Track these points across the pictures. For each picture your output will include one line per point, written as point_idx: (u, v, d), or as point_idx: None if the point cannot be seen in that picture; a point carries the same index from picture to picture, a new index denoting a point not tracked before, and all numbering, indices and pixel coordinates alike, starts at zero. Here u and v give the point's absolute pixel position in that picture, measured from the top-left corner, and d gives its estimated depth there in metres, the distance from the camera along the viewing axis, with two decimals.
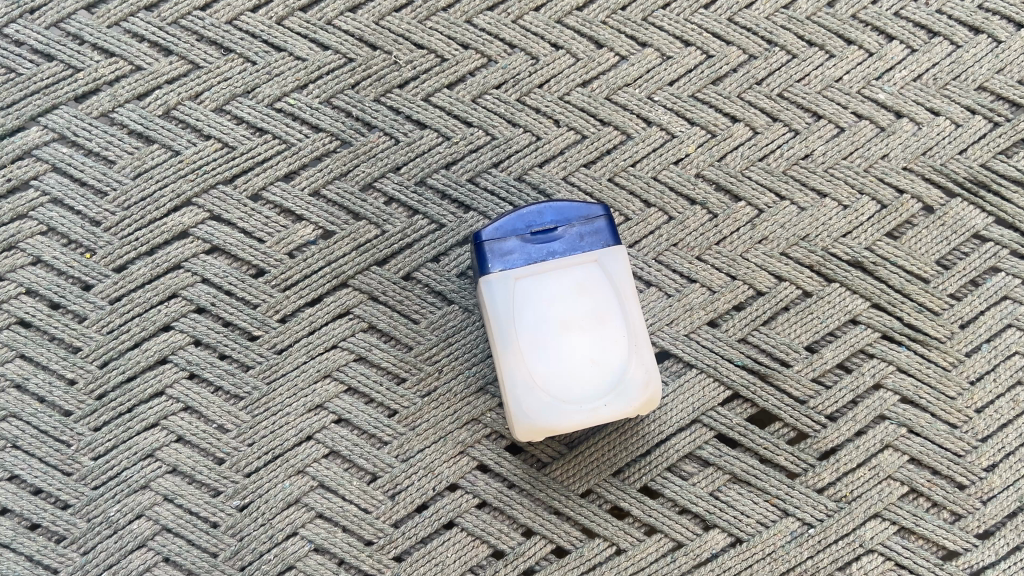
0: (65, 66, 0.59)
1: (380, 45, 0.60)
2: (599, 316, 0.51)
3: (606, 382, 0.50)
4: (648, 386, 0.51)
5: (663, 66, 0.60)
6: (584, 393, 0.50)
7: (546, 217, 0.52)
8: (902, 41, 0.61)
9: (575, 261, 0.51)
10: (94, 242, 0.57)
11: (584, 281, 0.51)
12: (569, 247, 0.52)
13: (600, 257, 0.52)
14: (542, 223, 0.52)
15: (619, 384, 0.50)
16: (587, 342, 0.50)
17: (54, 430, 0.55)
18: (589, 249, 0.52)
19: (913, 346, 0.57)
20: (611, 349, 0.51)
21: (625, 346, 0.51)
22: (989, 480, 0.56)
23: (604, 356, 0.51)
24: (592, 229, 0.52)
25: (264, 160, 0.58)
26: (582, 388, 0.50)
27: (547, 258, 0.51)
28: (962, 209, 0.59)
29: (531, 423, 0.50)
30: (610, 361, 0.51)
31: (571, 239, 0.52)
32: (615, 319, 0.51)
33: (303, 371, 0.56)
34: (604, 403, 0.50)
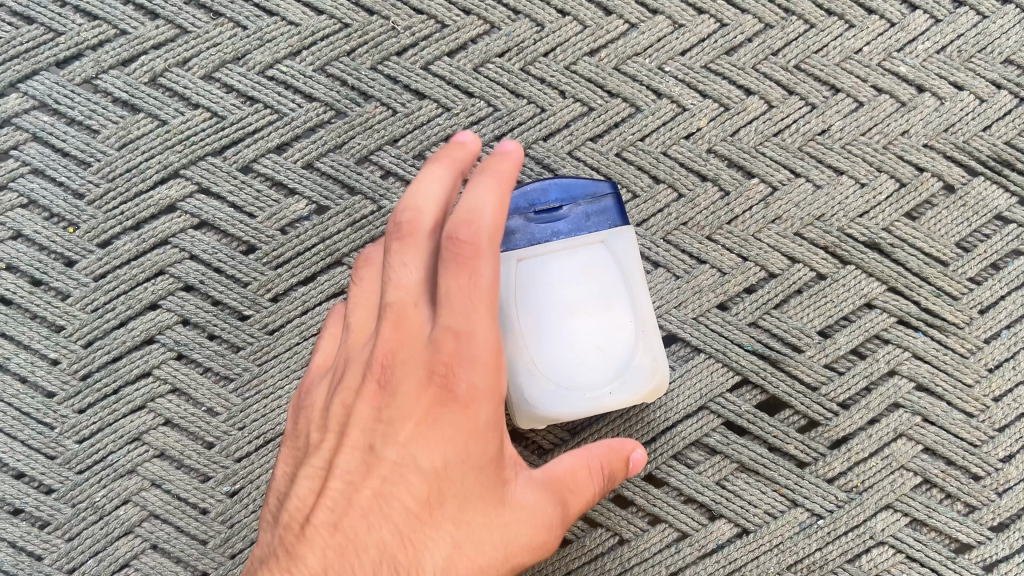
0: (46, 30, 0.56)
1: (377, 10, 0.57)
2: (605, 299, 0.48)
3: (613, 367, 0.48)
4: (655, 373, 0.49)
5: (676, 35, 0.57)
6: (590, 379, 0.47)
7: (552, 196, 0.49)
8: (926, 11, 0.58)
9: (581, 242, 0.49)
10: (77, 216, 0.54)
11: (591, 262, 0.48)
12: (575, 227, 0.49)
13: (606, 238, 0.49)
14: (546, 203, 0.49)
15: (626, 370, 0.48)
16: (593, 325, 0.47)
17: (37, 413, 0.53)
18: (596, 230, 0.49)
19: (930, 331, 0.55)
20: (617, 334, 0.47)
21: (632, 331, 0.48)
22: (1006, 471, 0.54)
23: (612, 340, 0.47)
24: (598, 211, 0.50)
25: (256, 131, 0.55)
26: (587, 374, 0.47)
27: (553, 239, 0.48)
28: (984, 189, 0.56)
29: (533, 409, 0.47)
30: (617, 345, 0.47)
31: (577, 219, 0.49)
32: (622, 302, 0.48)
33: (296, 352, 0.53)
34: (610, 390, 0.48)
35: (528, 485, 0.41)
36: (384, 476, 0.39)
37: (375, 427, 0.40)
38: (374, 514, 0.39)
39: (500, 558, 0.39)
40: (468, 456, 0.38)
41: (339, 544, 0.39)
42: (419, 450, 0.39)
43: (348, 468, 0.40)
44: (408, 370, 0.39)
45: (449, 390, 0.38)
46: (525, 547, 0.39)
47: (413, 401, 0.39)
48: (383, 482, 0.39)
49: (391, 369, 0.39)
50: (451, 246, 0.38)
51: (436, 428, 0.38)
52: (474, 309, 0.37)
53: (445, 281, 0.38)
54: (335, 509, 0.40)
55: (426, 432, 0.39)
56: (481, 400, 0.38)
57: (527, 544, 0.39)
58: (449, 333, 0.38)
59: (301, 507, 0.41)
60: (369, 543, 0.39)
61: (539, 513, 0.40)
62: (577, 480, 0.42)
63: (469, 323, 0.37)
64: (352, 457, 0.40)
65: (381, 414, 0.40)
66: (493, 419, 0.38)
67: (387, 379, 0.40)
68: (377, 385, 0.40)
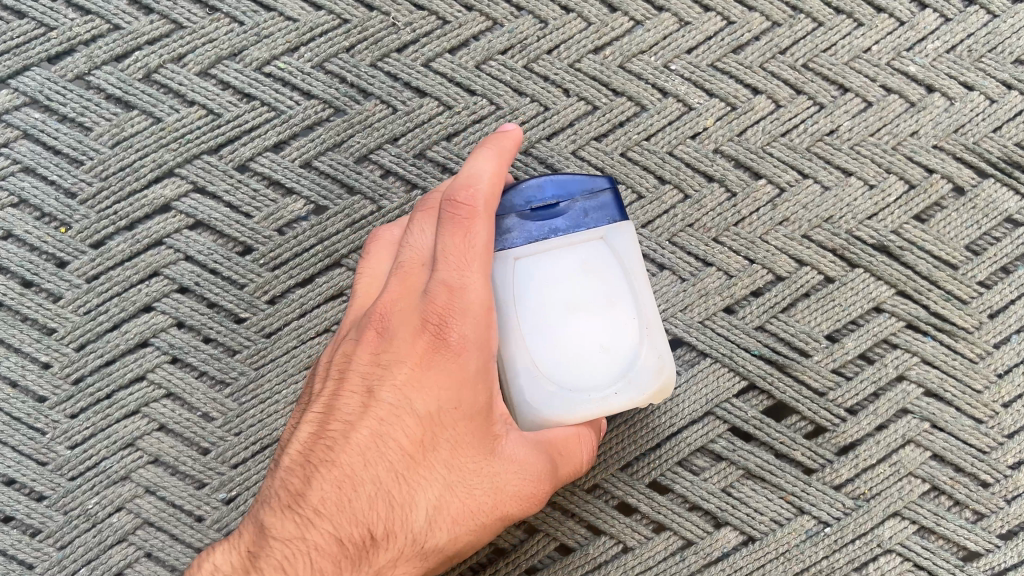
0: (38, 25, 0.55)
1: (376, 6, 0.56)
2: (606, 298, 0.43)
3: (616, 370, 0.43)
4: (663, 376, 0.43)
5: (681, 33, 0.56)
6: (592, 385, 0.42)
7: (548, 191, 0.44)
8: (936, 10, 0.57)
9: (579, 238, 0.43)
10: (69, 216, 0.53)
11: (589, 259, 0.43)
12: (573, 223, 0.44)
13: (605, 233, 0.44)
14: (543, 198, 0.44)
15: (630, 372, 0.43)
16: (594, 326, 0.42)
17: (28, 417, 0.51)
18: (595, 226, 0.44)
19: (939, 336, 0.54)
20: (620, 333, 0.42)
21: (635, 329, 0.43)
22: (1015, 479, 0.53)
23: (614, 341, 0.42)
24: (598, 203, 0.44)
25: (253, 129, 0.54)
26: (589, 379, 0.42)
27: (549, 238, 0.43)
28: (994, 191, 0.55)
29: (527, 420, 0.43)
30: (620, 346, 0.42)
31: (575, 215, 0.44)
32: (623, 300, 0.43)
33: (293, 356, 0.52)
34: (614, 395, 0.43)
35: (520, 440, 0.42)
36: (380, 420, 0.41)
37: (372, 373, 0.42)
38: (371, 452, 0.41)
39: (487, 500, 0.41)
40: (460, 408, 0.40)
41: (339, 478, 0.41)
42: (415, 393, 0.41)
43: (346, 411, 0.43)
44: (406, 320, 0.42)
45: (442, 339, 0.40)
46: (514, 497, 0.42)
47: (408, 347, 0.41)
48: (379, 423, 0.41)
49: (389, 320, 0.42)
50: (451, 207, 0.41)
51: (430, 375, 0.40)
52: (469, 263, 0.40)
53: (443, 240, 0.41)
54: (334, 447, 0.42)
55: (418, 379, 0.41)
56: (473, 349, 0.40)
57: (514, 489, 0.41)
58: (445, 288, 0.40)
59: (303, 447, 0.43)
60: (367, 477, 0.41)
61: (529, 465, 0.41)
62: (570, 448, 0.43)
63: (463, 278, 0.40)
64: (352, 400, 0.43)
65: (379, 360, 0.42)
66: (483, 371, 0.40)
67: (387, 328, 0.42)
68: (378, 334, 0.43)
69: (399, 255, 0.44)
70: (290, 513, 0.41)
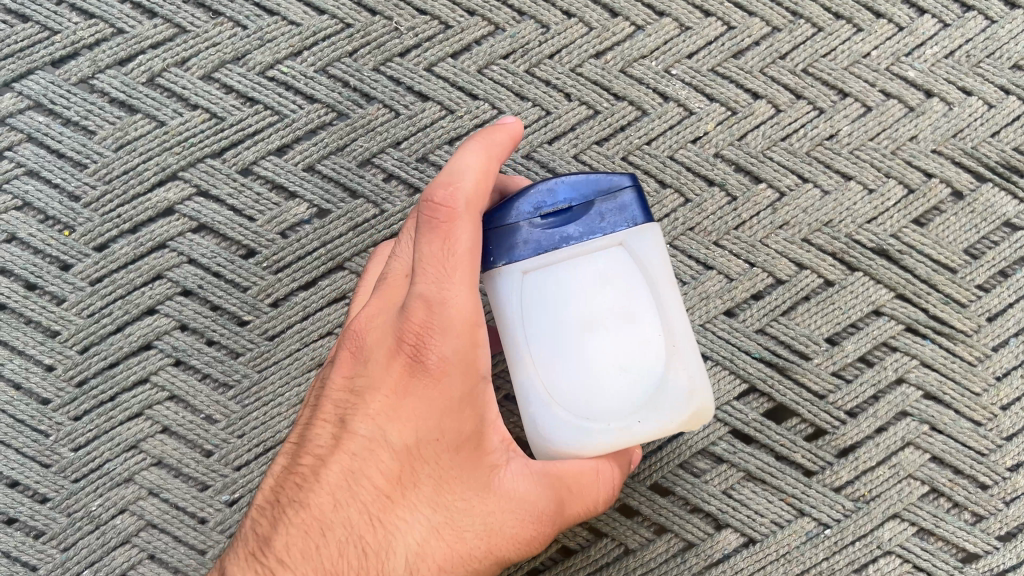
0: (42, 28, 0.55)
1: (379, 10, 0.56)
2: (626, 316, 0.40)
3: (639, 394, 0.40)
4: (695, 398, 0.41)
5: (682, 38, 0.57)
6: (612, 411, 0.40)
7: (561, 193, 0.41)
8: (934, 15, 0.58)
9: (595, 247, 0.41)
10: (73, 219, 0.53)
11: (608, 272, 0.40)
12: (588, 230, 0.40)
13: (625, 238, 0.41)
14: (554, 202, 0.41)
15: (655, 395, 0.40)
16: (612, 349, 0.40)
17: (31, 420, 0.51)
18: (613, 231, 0.41)
19: (938, 339, 0.54)
20: (641, 356, 0.40)
21: (659, 349, 0.40)
22: (1013, 481, 0.53)
23: (636, 364, 0.40)
24: (617, 202, 0.41)
25: (255, 133, 0.54)
26: (609, 406, 0.40)
27: (562, 248, 0.40)
28: (992, 195, 0.56)
29: (546, 444, 0.41)
30: (642, 369, 0.40)
31: (589, 221, 0.41)
32: (645, 317, 0.40)
33: (296, 359, 0.52)
34: (638, 420, 0.41)
35: (520, 473, 0.41)
36: (356, 451, 0.41)
37: (348, 402, 0.42)
38: (344, 491, 0.41)
39: (478, 543, 0.41)
40: (442, 438, 0.40)
41: (308, 523, 0.41)
42: (388, 426, 0.40)
43: (320, 443, 0.42)
44: (381, 346, 0.41)
45: (420, 361, 0.40)
46: (510, 538, 0.41)
47: (385, 375, 0.41)
48: (352, 459, 0.41)
49: (365, 344, 0.42)
50: (429, 210, 0.40)
51: (408, 403, 0.40)
52: (448, 276, 0.39)
53: (422, 248, 0.39)
54: (308, 483, 0.42)
55: (393, 409, 0.40)
56: (454, 372, 0.39)
57: (509, 529, 0.41)
58: (423, 304, 0.39)
59: (275, 484, 0.43)
60: (343, 515, 0.41)
61: (528, 503, 0.41)
62: (584, 483, 0.42)
63: (442, 293, 0.39)
64: (324, 432, 0.42)
65: (355, 390, 0.42)
66: (465, 398, 0.40)
67: (361, 354, 0.42)
68: (353, 358, 0.43)
69: (386, 270, 0.44)
70: (254, 561, 0.41)
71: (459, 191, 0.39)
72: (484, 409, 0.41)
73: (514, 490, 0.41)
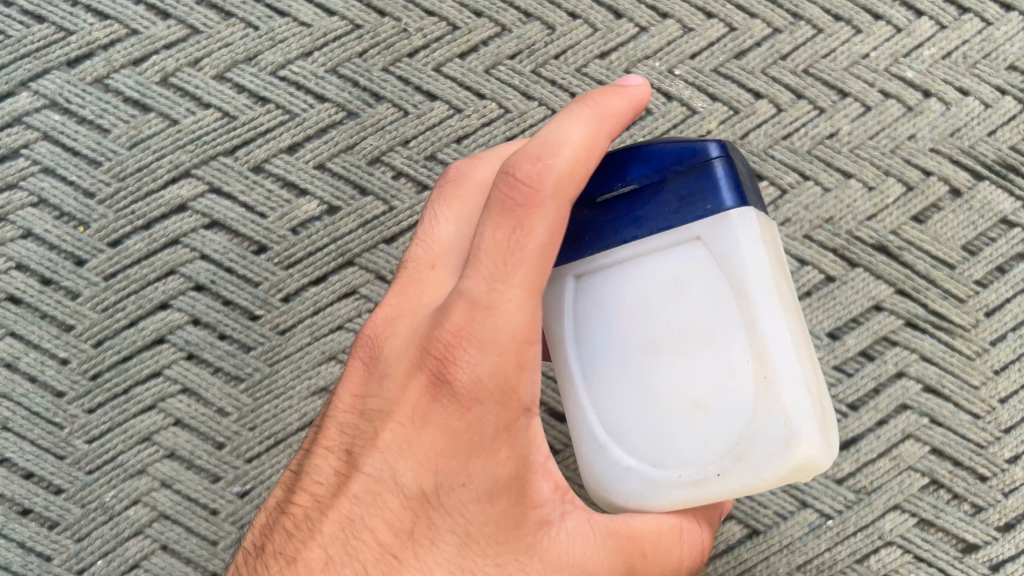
0: (57, 29, 0.56)
1: (388, 11, 0.57)
2: (701, 332, 0.34)
3: (719, 432, 0.33)
4: (794, 427, 0.32)
5: (685, 39, 0.58)
6: (684, 450, 0.34)
7: (630, 171, 0.36)
8: (931, 18, 0.59)
9: (668, 245, 0.35)
10: (88, 215, 0.54)
11: (681, 277, 0.34)
12: (659, 221, 0.35)
13: (705, 235, 0.34)
14: (623, 182, 0.36)
15: (739, 436, 0.33)
16: (681, 372, 0.34)
17: (46, 412, 0.52)
18: (690, 225, 0.34)
19: (937, 334, 0.55)
20: (719, 383, 0.33)
21: (745, 376, 0.33)
22: (1012, 472, 0.54)
23: (712, 392, 0.33)
24: (696, 183, 0.34)
25: (267, 131, 0.55)
26: (679, 442, 0.34)
27: (627, 244, 0.35)
28: (990, 193, 0.57)
29: (615, 485, 0.36)
30: (720, 399, 0.33)
31: (660, 210, 0.35)
32: (728, 334, 0.33)
33: (307, 353, 0.53)
34: (717, 466, 0.33)
35: (577, 531, 0.35)
36: (365, 493, 0.35)
37: (357, 430, 0.37)
38: (344, 541, 0.35)
39: None
40: (470, 485, 0.34)
41: None
42: (401, 462, 0.35)
43: (323, 478, 0.37)
44: (402, 363, 0.36)
45: (447, 381, 0.34)
46: None
47: (408, 401, 0.36)
48: (356, 502, 0.36)
49: (385, 358, 0.37)
50: (507, 186, 0.34)
51: (430, 437, 0.35)
52: (497, 279, 0.33)
53: (487, 234, 0.34)
54: (303, 529, 0.37)
55: (409, 441, 0.35)
56: (490, 402, 0.34)
57: None
58: (467, 307, 0.34)
59: (264, 525, 0.39)
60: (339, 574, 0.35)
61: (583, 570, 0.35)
62: (665, 545, 0.35)
63: (492, 296, 0.34)
64: (326, 463, 0.38)
65: (365, 416, 0.37)
66: (501, 432, 0.34)
67: (376, 369, 0.38)
68: (369, 374, 0.38)
69: (410, 258, 0.40)
70: None
71: (549, 172, 0.33)
72: (529, 452, 0.35)
73: (563, 556, 0.35)
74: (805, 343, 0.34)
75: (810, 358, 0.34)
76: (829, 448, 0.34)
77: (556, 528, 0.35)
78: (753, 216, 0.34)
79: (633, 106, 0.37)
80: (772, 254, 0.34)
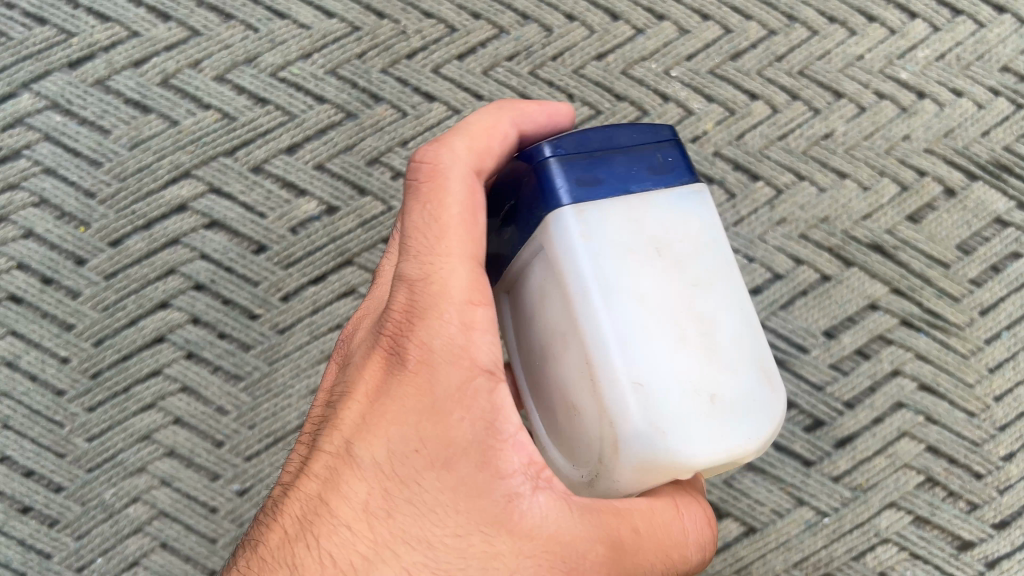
0: (59, 31, 0.57)
1: (387, 14, 0.58)
2: (559, 337, 0.33)
3: (589, 437, 0.32)
4: (644, 436, 0.30)
5: (682, 41, 0.59)
6: (579, 456, 0.34)
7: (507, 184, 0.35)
8: (925, 20, 0.60)
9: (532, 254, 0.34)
10: (89, 215, 0.55)
11: (544, 283, 0.34)
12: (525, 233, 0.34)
13: (545, 239, 0.33)
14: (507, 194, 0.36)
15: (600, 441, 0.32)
16: (556, 378, 0.33)
17: (47, 411, 0.53)
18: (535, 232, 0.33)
19: (932, 333, 0.55)
20: (575, 387, 0.32)
21: (587, 380, 0.31)
22: (1006, 470, 0.54)
23: (573, 396, 0.32)
24: (536, 187, 0.33)
25: (266, 132, 0.56)
26: (575, 449, 0.34)
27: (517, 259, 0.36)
28: (983, 193, 0.57)
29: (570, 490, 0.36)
30: (578, 403, 0.32)
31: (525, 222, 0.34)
32: (572, 338, 0.32)
33: (305, 351, 0.53)
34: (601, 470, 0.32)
35: (551, 507, 0.31)
36: (324, 470, 0.34)
37: (324, 418, 0.36)
38: (303, 518, 0.33)
39: None
40: (425, 450, 0.32)
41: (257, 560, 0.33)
42: (359, 435, 0.33)
43: (294, 465, 0.36)
44: (364, 349, 0.36)
45: (398, 353, 0.34)
46: None
47: (366, 377, 0.35)
48: (318, 478, 0.34)
49: (353, 350, 0.37)
50: (416, 173, 0.36)
51: (384, 406, 0.33)
52: (426, 250, 0.34)
53: (409, 217, 0.35)
54: (270, 514, 0.35)
55: (367, 416, 0.34)
56: (442, 363, 0.32)
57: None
58: (406, 284, 0.34)
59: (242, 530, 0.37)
60: (293, 555, 0.32)
61: (556, 543, 0.31)
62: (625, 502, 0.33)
63: (424, 270, 0.34)
64: (299, 454, 0.37)
65: (330, 404, 0.36)
66: (454, 395, 0.32)
67: (346, 362, 0.38)
68: (341, 368, 0.38)
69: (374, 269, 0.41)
70: None
71: (453, 151, 0.35)
72: (494, 419, 0.32)
73: (533, 528, 0.31)
74: (677, 327, 0.31)
75: (671, 351, 0.31)
76: (715, 437, 0.30)
77: (528, 502, 0.31)
78: (585, 211, 0.32)
79: (551, 118, 0.39)
80: (627, 239, 0.32)
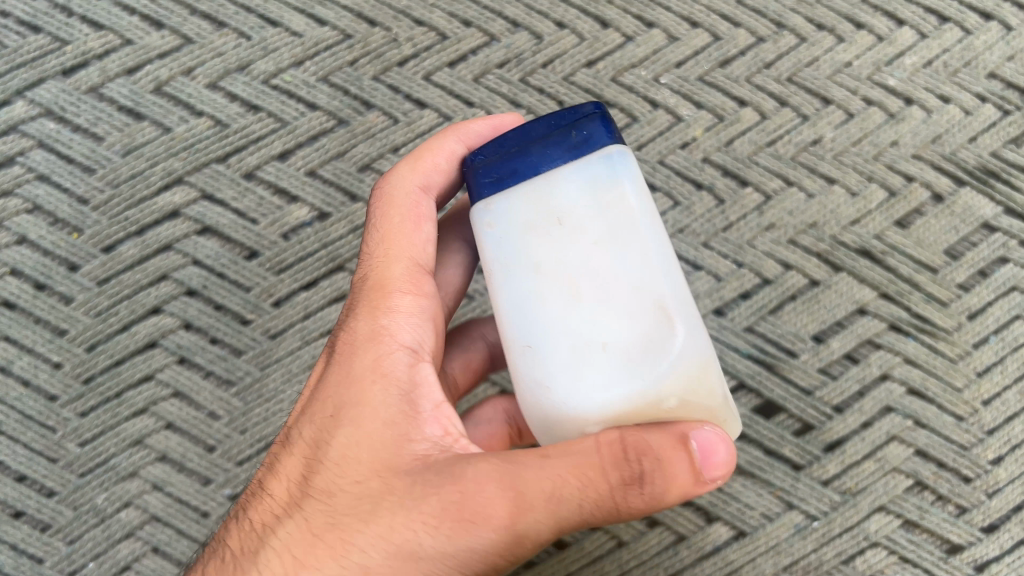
0: (53, 40, 0.58)
1: (378, 21, 0.59)
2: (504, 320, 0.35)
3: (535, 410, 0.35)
4: (538, 394, 0.33)
5: (671, 48, 0.59)
6: None
7: None
8: (912, 27, 0.60)
9: None
10: (82, 221, 0.55)
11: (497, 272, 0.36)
12: None
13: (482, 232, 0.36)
14: None
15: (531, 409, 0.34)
16: None
17: (40, 416, 0.53)
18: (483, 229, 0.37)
19: (921, 337, 0.55)
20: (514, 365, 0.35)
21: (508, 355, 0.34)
22: (995, 474, 0.54)
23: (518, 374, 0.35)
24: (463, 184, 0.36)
25: (258, 139, 0.56)
26: None
27: None
28: (970, 199, 0.57)
29: None
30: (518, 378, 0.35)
31: None
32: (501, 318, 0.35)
33: (297, 357, 0.53)
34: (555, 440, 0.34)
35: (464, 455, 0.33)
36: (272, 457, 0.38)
37: None
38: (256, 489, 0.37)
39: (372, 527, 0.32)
40: (339, 416, 0.35)
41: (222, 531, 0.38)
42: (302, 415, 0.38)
43: None
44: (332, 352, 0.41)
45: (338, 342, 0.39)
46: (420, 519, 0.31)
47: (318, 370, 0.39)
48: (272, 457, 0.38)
49: None
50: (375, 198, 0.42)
51: (320, 387, 0.37)
52: (370, 258, 0.40)
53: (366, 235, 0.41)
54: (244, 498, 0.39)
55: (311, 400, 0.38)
56: (364, 341, 0.37)
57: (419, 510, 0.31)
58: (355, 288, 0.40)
59: None
60: (237, 525, 0.37)
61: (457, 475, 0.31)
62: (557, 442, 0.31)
63: (366, 273, 0.40)
64: None
65: None
66: (369, 366, 0.36)
67: None
68: None
69: None
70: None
71: (397, 175, 0.41)
72: (410, 387, 0.35)
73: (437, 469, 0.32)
74: (567, 289, 0.32)
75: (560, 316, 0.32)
76: (599, 390, 0.31)
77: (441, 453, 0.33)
78: (491, 202, 0.34)
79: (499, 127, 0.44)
80: (528, 214, 0.33)
